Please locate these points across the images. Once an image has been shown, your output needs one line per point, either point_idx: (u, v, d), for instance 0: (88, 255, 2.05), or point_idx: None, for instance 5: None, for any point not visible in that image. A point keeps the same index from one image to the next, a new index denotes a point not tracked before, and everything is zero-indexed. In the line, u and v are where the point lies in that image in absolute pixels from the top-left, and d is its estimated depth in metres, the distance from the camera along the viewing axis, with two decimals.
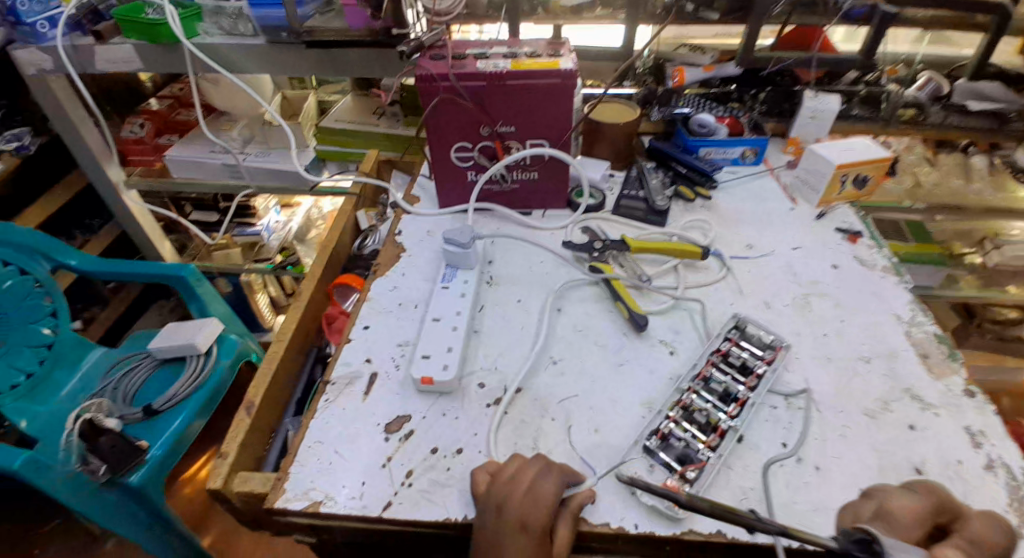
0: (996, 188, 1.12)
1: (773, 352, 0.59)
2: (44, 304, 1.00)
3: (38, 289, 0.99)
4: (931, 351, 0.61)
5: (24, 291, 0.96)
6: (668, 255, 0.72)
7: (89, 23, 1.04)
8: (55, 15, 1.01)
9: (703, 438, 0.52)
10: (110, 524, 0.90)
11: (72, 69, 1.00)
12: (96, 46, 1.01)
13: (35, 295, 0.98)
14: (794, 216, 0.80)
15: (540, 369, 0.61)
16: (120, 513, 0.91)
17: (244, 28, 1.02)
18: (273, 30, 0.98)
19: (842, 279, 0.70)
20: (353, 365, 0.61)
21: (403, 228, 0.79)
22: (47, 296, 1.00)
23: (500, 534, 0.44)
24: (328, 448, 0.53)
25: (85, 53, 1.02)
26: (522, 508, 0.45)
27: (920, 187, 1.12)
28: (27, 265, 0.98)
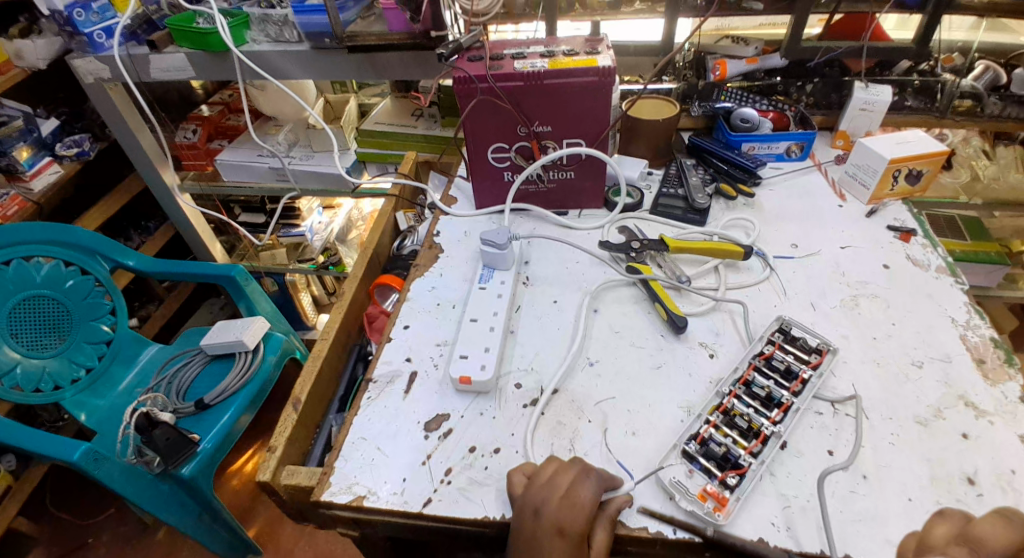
0: None
1: (818, 356, 0.57)
2: (105, 303, 1.05)
3: (100, 288, 1.05)
4: (986, 356, 0.58)
5: (85, 290, 1.02)
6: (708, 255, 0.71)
7: (144, 33, 1.09)
8: (112, 25, 1.06)
9: (744, 443, 0.51)
10: (165, 510, 0.96)
11: (129, 78, 1.06)
12: (150, 55, 1.06)
13: (96, 294, 1.04)
14: (843, 214, 0.77)
15: (576, 372, 0.61)
16: (172, 502, 0.97)
17: (289, 35, 1.05)
18: (316, 36, 1.01)
19: (892, 279, 0.67)
20: (393, 364, 0.62)
21: (441, 228, 0.81)
22: (108, 295, 1.06)
23: (538, 535, 0.45)
24: (371, 445, 0.55)
25: (140, 61, 1.07)
26: (560, 511, 0.45)
27: (978, 180, 1.05)
28: (88, 265, 1.04)
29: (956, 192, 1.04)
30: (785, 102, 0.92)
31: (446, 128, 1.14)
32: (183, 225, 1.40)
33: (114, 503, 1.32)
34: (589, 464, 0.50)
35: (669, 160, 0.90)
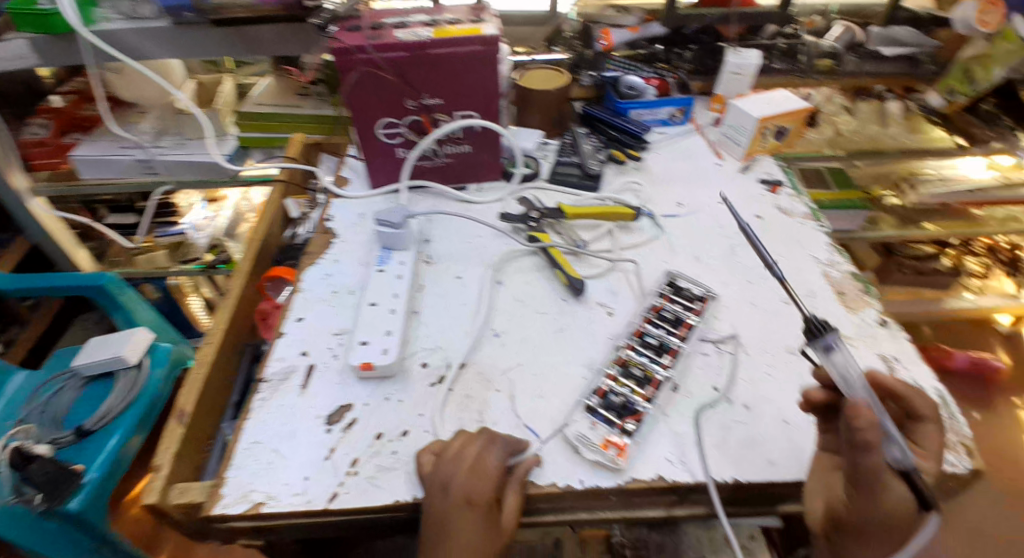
0: (911, 131, 1.12)
1: (702, 304, 0.62)
2: None
3: None
4: (846, 289, 0.65)
5: None
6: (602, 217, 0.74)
7: None
8: None
9: (641, 391, 0.54)
10: (53, 552, 0.85)
11: None
12: None
13: None
14: (722, 171, 0.82)
15: (483, 343, 0.61)
16: (61, 541, 0.86)
17: (145, 11, 0.93)
18: (176, 10, 0.90)
19: (764, 228, 0.73)
20: (288, 360, 0.58)
21: (332, 212, 0.76)
22: None
23: (446, 510, 0.45)
24: (267, 447, 0.51)
25: None
26: (468, 483, 0.45)
27: (840, 136, 1.12)
28: None
29: (821, 147, 1.13)
30: (667, 69, 0.96)
31: (335, 107, 1.08)
32: (40, 233, 1.23)
33: None
34: (498, 431, 0.50)
35: (563, 129, 0.91)
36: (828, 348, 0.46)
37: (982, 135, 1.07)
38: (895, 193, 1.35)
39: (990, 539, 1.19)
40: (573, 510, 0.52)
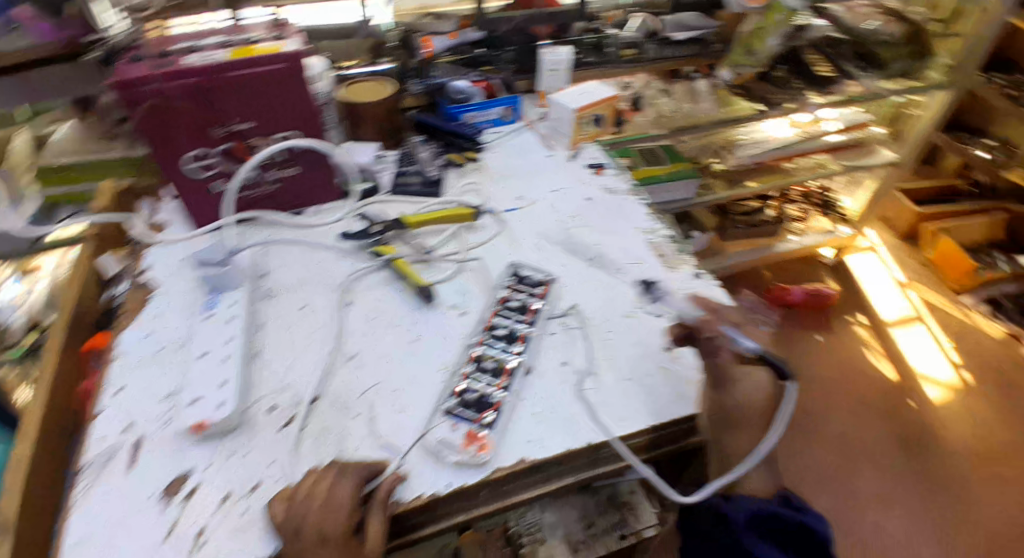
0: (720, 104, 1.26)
1: (543, 287, 0.66)
2: None
3: None
4: (666, 251, 0.72)
5: None
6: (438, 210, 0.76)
7: None
8: None
9: (496, 382, 0.56)
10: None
11: None
12: None
13: None
14: (552, 161, 0.88)
15: (334, 370, 0.59)
16: None
17: None
18: None
19: (593, 209, 0.79)
20: (109, 437, 0.52)
21: (149, 264, 0.70)
22: None
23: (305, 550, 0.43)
24: (95, 541, 0.45)
25: None
26: (327, 519, 0.45)
27: (662, 115, 1.23)
28: None
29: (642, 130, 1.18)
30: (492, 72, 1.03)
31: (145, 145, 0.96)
32: None
33: None
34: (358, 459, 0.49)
35: (395, 141, 0.91)
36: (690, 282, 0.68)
37: (776, 97, 1.25)
38: (719, 160, 1.52)
39: (851, 434, 1.41)
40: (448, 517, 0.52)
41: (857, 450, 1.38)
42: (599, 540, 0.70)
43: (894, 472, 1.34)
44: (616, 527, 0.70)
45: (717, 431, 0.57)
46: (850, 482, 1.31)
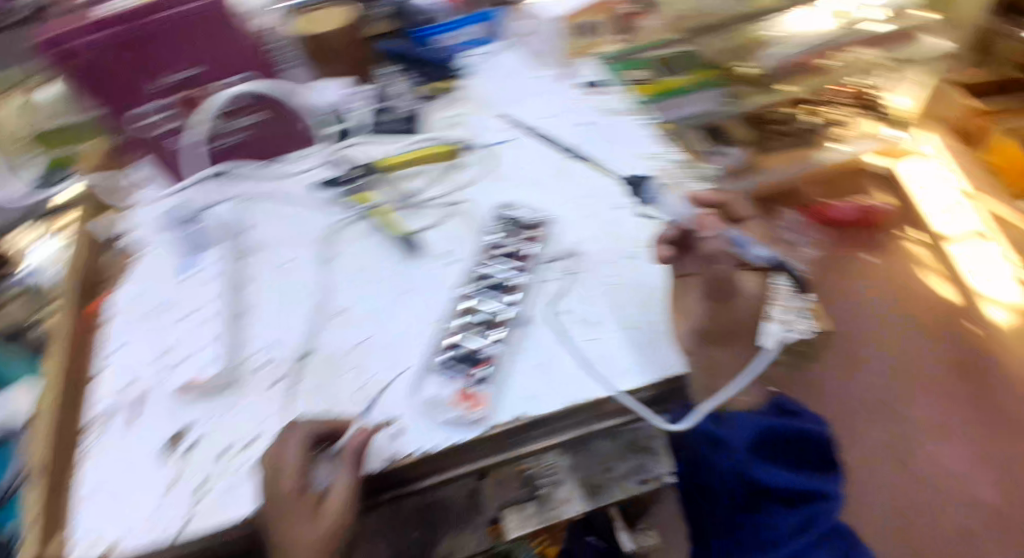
0: None
1: (534, 232, 0.60)
2: None
3: None
4: (680, 178, 0.65)
5: None
6: (680, 76, 1.12)
7: None
8: None
9: (489, 336, 0.53)
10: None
11: None
12: None
13: None
14: (552, 80, 0.79)
15: (259, 331, 0.56)
16: None
17: None
18: None
19: (598, 133, 0.71)
20: (111, 398, 0.53)
21: (134, 223, 0.67)
22: None
23: (281, 497, 0.42)
24: (105, 493, 0.46)
25: None
26: (284, 480, 0.42)
27: (680, 15, 1.14)
28: None
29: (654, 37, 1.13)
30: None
31: None
32: None
33: None
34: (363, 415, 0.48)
35: (287, 53, 0.79)
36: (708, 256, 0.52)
37: None
38: None
39: (918, 370, 1.22)
40: (417, 476, 0.50)
41: (991, 345, 1.26)
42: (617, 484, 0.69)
43: (947, 422, 1.15)
44: (633, 473, 0.70)
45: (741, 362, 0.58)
46: (904, 425, 1.15)
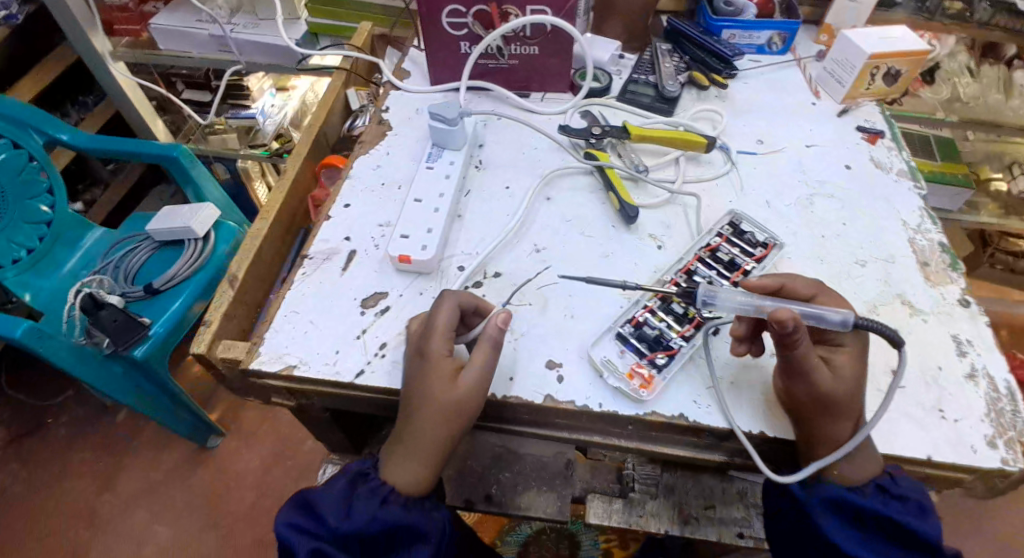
0: None
1: (764, 250, 0.57)
2: (41, 181, 1.01)
3: (34, 165, 1.00)
4: (930, 260, 0.60)
5: (19, 164, 0.97)
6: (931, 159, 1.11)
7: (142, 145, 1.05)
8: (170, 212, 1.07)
9: (677, 328, 0.52)
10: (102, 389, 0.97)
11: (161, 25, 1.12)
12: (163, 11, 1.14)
13: (30, 171, 0.99)
14: (816, 112, 0.75)
15: (466, 238, 0.61)
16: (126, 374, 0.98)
17: None
18: None
19: (853, 180, 0.67)
20: (332, 243, 0.59)
21: (390, 104, 0.75)
22: (42, 172, 1.01)
23: (431, 358, 0.45)
24: (304, 318, 0.53)
25: (175, 35, 1.13)
26: (433, 340, 0.46)
27: (957, 99, 1.04)
28: (22, 139, 0.98)
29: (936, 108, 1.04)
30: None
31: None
32: (121, 100, 1.26)
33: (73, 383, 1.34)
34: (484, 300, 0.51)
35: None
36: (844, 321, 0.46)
37: None
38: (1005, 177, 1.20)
39: None
40: (554, 425, 0.52)
41: None
42: (711, 524, 0.66)
43: None
44: (734, 523, 0.66)
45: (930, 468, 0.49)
46: None
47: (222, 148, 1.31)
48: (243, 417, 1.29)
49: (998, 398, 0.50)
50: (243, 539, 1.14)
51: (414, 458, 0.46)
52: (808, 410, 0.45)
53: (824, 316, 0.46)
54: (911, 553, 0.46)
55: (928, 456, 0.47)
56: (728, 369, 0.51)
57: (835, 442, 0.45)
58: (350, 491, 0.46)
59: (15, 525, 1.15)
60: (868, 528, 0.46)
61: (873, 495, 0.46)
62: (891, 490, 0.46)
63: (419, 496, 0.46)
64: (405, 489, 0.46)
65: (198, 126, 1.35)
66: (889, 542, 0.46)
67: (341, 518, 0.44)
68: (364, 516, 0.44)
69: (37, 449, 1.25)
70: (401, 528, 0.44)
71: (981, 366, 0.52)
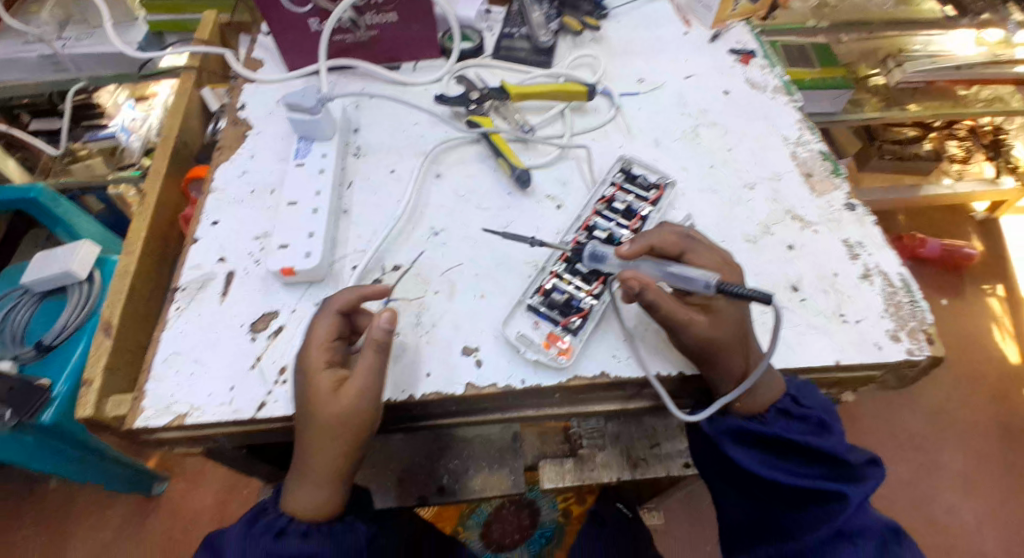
0: (900, 2, 1.12)
1: (657, 192, 0.56)
2: None
3: None
4: (814, 170, 0.62)
5: None
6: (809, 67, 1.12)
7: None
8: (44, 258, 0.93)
9: (586, 287, 0.52)
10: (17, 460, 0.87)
11: None
12: None
13: None
14: (689, 41, 0.74)
15: (355, 235, 0.56)
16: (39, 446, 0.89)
17: None
18: None
19: (731, 105, 0.67)
20: (205, 267, 0.53)
21: (246, 101, 0.67)
22: None
23: (307, 371, 0.41)
24: (188, 359, 0.48)
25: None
26: (311, 352, 0.42)
27: None
28: None
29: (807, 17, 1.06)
30: None
31: None
32: None
33: None
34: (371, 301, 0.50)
35: None
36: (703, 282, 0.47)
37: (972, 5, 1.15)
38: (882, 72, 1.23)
39: (959, 418, 1.25)
40: (479, 410, 0.51)
41: None
42: (659, 462, 0.69)
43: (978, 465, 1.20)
44: (680, 455, 0.69)
45: (846, 377, 0.52)
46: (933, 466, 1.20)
47: (89, 176, 1.15)
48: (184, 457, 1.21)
49: (889, 290, 0.54)
50: None
51: (308, 480, 0.42)
52: (703, 353, 0.47)
53: (688, 279, 0.48)
54: (815, 467, 0.48)
55: (836, 361, 0.49)
56: (640, 321, 0.52)
57: (737, 376, 0.48)
58: (248, 527, 0.43)
59: None
60: (766, 453, 0.49)
61: (777, 420, 0.49)
62: (795, 413, 0.48)
63: (324, 519, 0.44)
64: (306, 515, 0.43)
65: (54, 158, 1.17)
66: (790, 458, 0.49)
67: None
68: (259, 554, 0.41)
69: None
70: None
71: (873, 265, 0.55)
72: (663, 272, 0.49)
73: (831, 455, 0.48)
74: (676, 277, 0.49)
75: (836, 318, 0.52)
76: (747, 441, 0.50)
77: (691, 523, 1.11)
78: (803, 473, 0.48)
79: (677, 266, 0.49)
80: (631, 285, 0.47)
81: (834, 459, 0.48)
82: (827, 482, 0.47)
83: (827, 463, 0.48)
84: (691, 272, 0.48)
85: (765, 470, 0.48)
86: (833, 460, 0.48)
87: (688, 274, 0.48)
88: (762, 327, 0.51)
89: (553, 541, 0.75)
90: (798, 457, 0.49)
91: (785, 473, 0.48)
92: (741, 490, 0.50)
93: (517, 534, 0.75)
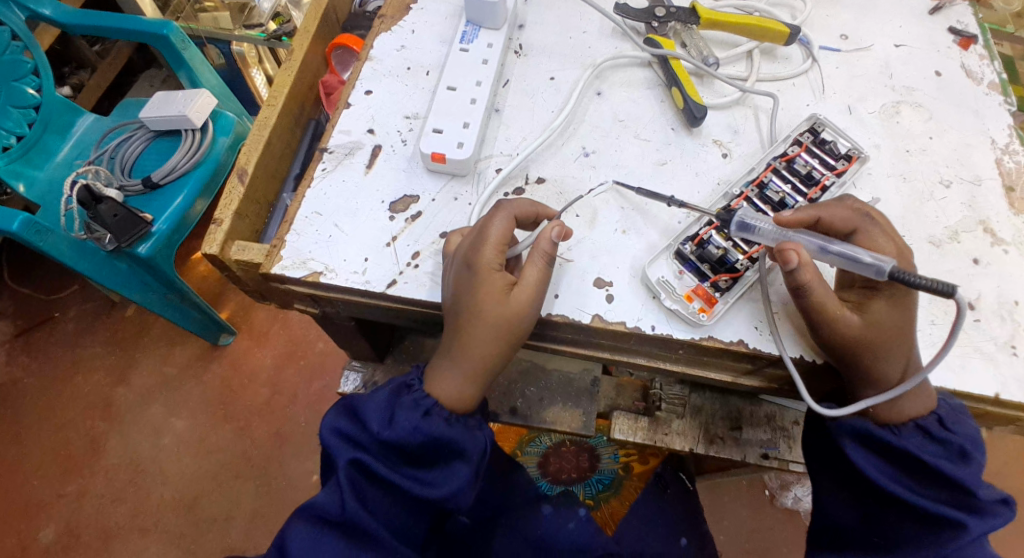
0: None
1: (846, 164, 0.51)
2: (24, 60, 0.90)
3: (16, 43, 0.90)
4: (1017, 183, 0.53)
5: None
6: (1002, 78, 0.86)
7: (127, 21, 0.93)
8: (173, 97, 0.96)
9: (743, 250, 0.47)
10: (111, 285, 0.93)
11: None
12: None
13: (12, 50, 0.89)
14: (904, 6, 0.64)
15: (504, 137, 0.53)
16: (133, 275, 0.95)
17: None
18: None
19: (942, 88, 0.58)
20: (354, 135, 0.53)
21: None
22: (26, 52, 0.91)
23: (478, 267, 0.41)
24: (328, 222, 0.48)
25: None
26: (485, 249, 0.42)
27: None
28: None
29: (1003, 21, 0.90)
30: None
31: None
32: None
33: (78, 279, 1.31)
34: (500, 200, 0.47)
35: None
36: (877, 267, 0.39)
37: None
38: None
39: None
40: (595, 345, 0.49)
41: None
42: (738, 446, 0.65)
43: None
44: (761, 444, 0.66)
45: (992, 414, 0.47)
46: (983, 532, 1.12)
47: (215, 28, 1.15)
48: (253, 318, 1.28)
49: None
50: (259, 432, 1.17)
51: (460, 368, 0.43)
52: (845, 351, 0.42)
53: (858, 258, 0.40)
54: (940, 493, 0.44)
55: (996, 395, 0.44)
56: (787, 302, 0.47)
57: (885, 383, 0.43)
58: (394, 398, 0.45)
59: (37, 412, 1.18)
60: (891, 463, 0.45)
61: (911, 435, 0.44)
62: (935, 434, 0.43)
63: (461, 413, 0.45)
64: (448, 403, 0.44)
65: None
66: (914, 476, 0.45)
67: (384, 426, 0.43)
68: (407, 426, 0.43)
69: (49, 342, 1.25)
70: (444, 443, 0.43)
71: None
72: (824, 250, 0.42)
73: (961, 486, 0.42)
74: (839, 259, 0.42)
75: (1004, 349, 0.46)
76: (871, 448, 0.46)
77: (714, 509, 1.10)
78: (924, 494, 0.44)
79: (843, 245, 0.42)
80: (789, 258, 0.40)
81: (961, 489, 0.43)
82: (948, 509, 0.43)
83: (955, 491, 0.43)
84: (861, 254, 0.40)
85: (883, 480, 0.44)
86: (961, 490, 0.43)
87: (857, 256, 0.40)
88: (926, 339, 0.46)
89: (610, 489, 0.79)
90: (921, 477, 0.44)
91: (903, 488, 0.44)
92: (849, 492, 0.48)
93: (575, 473, 0.80)
